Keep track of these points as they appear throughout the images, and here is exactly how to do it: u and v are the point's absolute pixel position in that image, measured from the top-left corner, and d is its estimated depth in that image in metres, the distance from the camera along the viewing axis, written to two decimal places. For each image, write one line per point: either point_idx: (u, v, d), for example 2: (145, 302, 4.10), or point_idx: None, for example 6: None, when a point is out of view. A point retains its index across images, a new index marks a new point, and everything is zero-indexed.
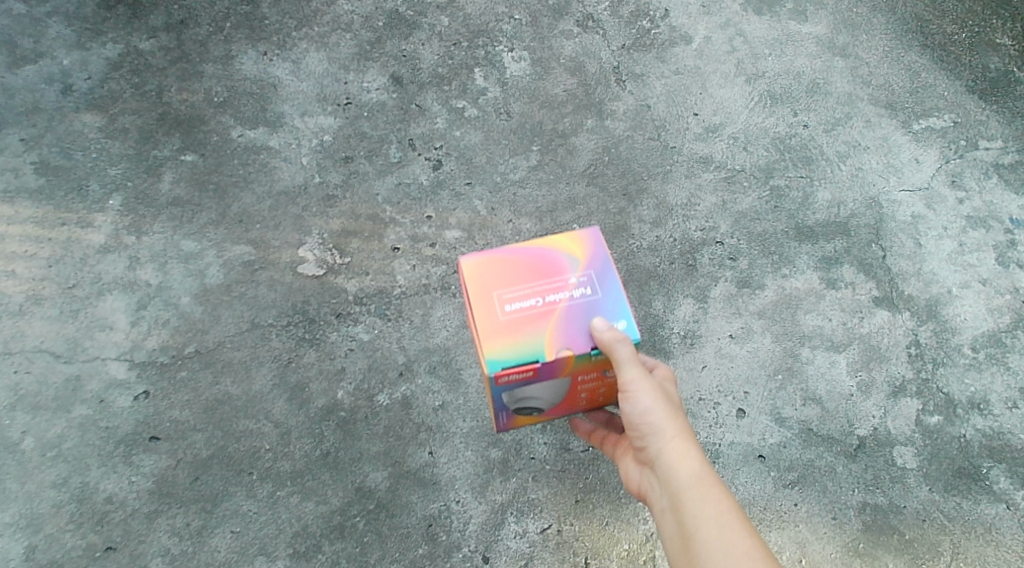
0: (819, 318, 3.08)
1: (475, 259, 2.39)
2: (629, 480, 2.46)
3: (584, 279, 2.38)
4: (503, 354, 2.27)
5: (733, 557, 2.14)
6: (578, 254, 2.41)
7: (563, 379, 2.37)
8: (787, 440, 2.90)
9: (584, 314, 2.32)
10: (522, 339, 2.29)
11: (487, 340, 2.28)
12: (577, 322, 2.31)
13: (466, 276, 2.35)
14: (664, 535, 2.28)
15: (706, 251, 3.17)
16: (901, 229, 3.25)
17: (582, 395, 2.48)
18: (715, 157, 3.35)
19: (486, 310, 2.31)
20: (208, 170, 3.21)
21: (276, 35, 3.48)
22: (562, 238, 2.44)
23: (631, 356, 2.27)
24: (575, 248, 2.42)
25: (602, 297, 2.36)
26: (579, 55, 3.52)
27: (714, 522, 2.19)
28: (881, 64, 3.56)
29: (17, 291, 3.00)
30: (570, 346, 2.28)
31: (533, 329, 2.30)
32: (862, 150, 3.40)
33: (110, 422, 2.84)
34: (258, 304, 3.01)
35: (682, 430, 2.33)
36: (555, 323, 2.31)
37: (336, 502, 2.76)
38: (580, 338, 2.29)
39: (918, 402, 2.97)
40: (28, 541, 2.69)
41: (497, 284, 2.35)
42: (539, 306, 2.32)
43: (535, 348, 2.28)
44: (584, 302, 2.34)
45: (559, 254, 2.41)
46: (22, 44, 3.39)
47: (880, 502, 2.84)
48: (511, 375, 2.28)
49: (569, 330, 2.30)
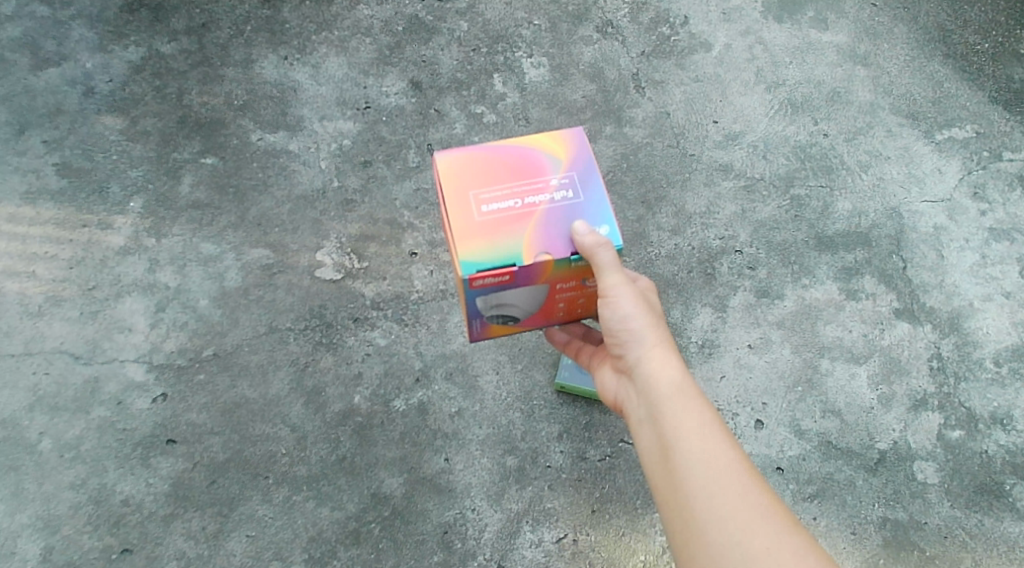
0: (839, 329, 3.04)
1: (452, 157, 2.29)
2: (605, 391, 2.40)
3: (566, 180, 2.28)
4: (478, 256, 2.18)
5: (712, 466, 2.07)
6: (561, 156, 2.32)
7: (541, 284, 2.27)
8: (806, 453, 2.87)
9: (565, 218, 2.23)
10: (499, 241, 2.19)
11: (463, 241, 2.19)
12: (558, 225, 2.22)
13: (442, 176, 2.25)
14: (640, 445, 2.21)
15: (725, 260, 3.14)
16: (923, 240, 3.21)
17: (561, 305, 2.38)
18: (735, 166, 3.32)
19: (463, 211, 2.22)
20: (228, 173, 3.22)
21: (296, 39, 3.49)
22: (546, 139, 2.35)
23: (613, 261, 2.18)
24: (558, 149, 2.33)
25: (585, 201, 2.26)
26: (599, 61, 3.51)
27: (693, 431, 2.11)
28: (904, 72, 3.53)
29: (38, 293, 3.02)
30: (549, 251, 2.19)
31: (511, 232, 2.20)
32: (884, 160, 3.36)
33: (128, 424, 2.85)
34: (276, 307, 3.01)
35: (663, 338, 2.26)
36: (534, 226, 2.21)
37: (351, 508, 2.75)
38: (560, 243, 2.21)
39: (939, 416, 2.92)
40: (45, 542, 2.70)
41: (474, 184, 2.25)
42: (517, 208, 2.23)
43: (513, 252, 2.19)
44: (565, 205, 2.25)
45: (540, 153, 2.31)
46: (45, 47, 3.41)
47: (901, 517, 2.79)
48: (486, 279, 2.19)
49: (549, 234, 2.21)
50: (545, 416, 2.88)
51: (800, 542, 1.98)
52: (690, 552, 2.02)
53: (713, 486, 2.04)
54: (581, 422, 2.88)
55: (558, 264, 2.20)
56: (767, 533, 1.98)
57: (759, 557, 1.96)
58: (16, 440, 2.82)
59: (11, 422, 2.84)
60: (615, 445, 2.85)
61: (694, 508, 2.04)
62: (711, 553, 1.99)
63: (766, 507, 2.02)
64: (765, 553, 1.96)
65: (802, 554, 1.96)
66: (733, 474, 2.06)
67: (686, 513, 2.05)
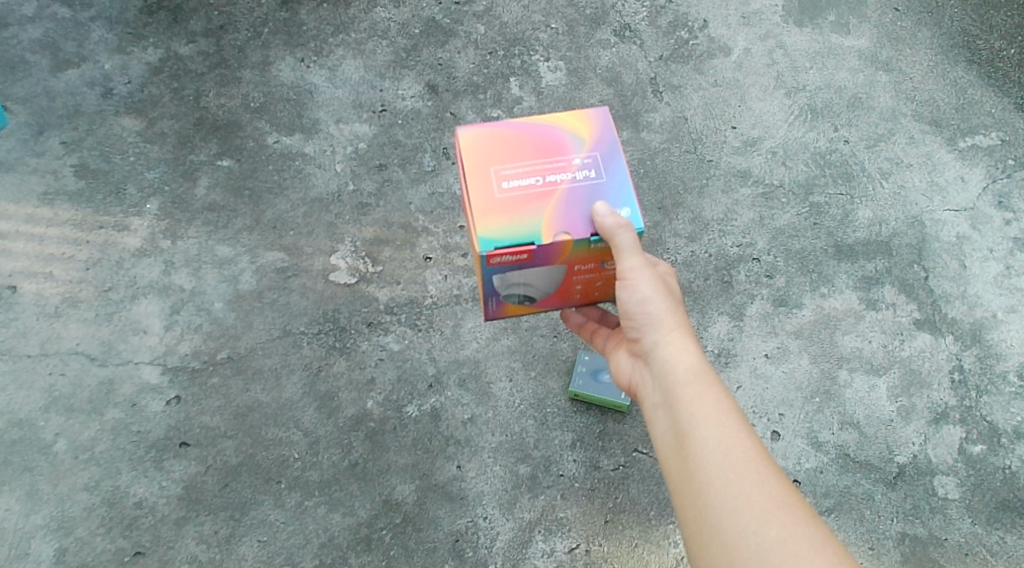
0: (858, 339, 3.00)
1: (475, 134, 2.26)
2: (619, 375, 2.32)
3: (588, 160, 2.25)
4: (497, 232, 2.15)
5: (729, 455, 1.99)
6: (584, 135, 2.29)
7: (559, 264, 2.24)
8: (823, 466, 2.82)
9: (586, 198, 2.20)
10: (519, 218, 2.16)
11: (482, 217, 2.16)
12: (578, 205, 2.19)
13: (463, 151, 2.23)
14: (654, 431, 2.14)
15: (743, 268, 3.10)
16: (945, 250, 3.16)
17: (578, 287, 2.35)
18: (753, 172, 3.28)
19: (483, 186, 2.19)
20: (244, 176, 3.22)
21: (313, 41, 3.48)
22: (570, 117, 2.31)
23: (633, 244, 2.14)
24: (582, 127, 2.30)
25: (607, 181, 2.23)
26: (616, 65, 3.48)
27: (710, 418, 2.03)
28: (927, 78, 3.48)
29: (55, 294, 3.02)
30: (569, 231, 2.16)
31: (531, 210, 2.17)
32: (905, 168, 3.31)
33: (142, 426, 2.84)
34: (290, 311, 3.00)
35: (681, 323, 2.19)
36: (554, 205, 2.18)
37: (363, 514, 2.73)
38: (580, 224, 2.17)
39: (960, 430, 2.87)
40: (58, 544, 2.69)
41: (496, 160, 2.23)
42: (538, 186, 2.20)
43: (532, 230, 2.15)
44: (587, 184, 2.22)
45: (563, 132, 2.28)
46: (65, 48, 3.43)
47: (920, 533, 2.74)
48: (504, 257, 2.16)
49: (569, 214, 2.18)
50: (558, 424, 2.85)
51: (817, 535, 1.90)
52: (702, 543, 1.95)
53: (728, 474, 1.97)
54: (595, 431, 2.85)
55: (576, 245, 2.17)
56: (783, 525, 1.90)
57: (773, 548, 1.88)
58: (31, 441, 2.82)
59: (26, 422, 2.84)
60: (629, 454, 2.82)
61: (708, 497, 1.96)
62: (726, 543, 1.91)
63: (783, 498, 1.93)
64: (780, 544, 1.88)
65: (819, 548, 1.88)
66: (750, 464, 1.98)
67: (700, 501, 1.97)
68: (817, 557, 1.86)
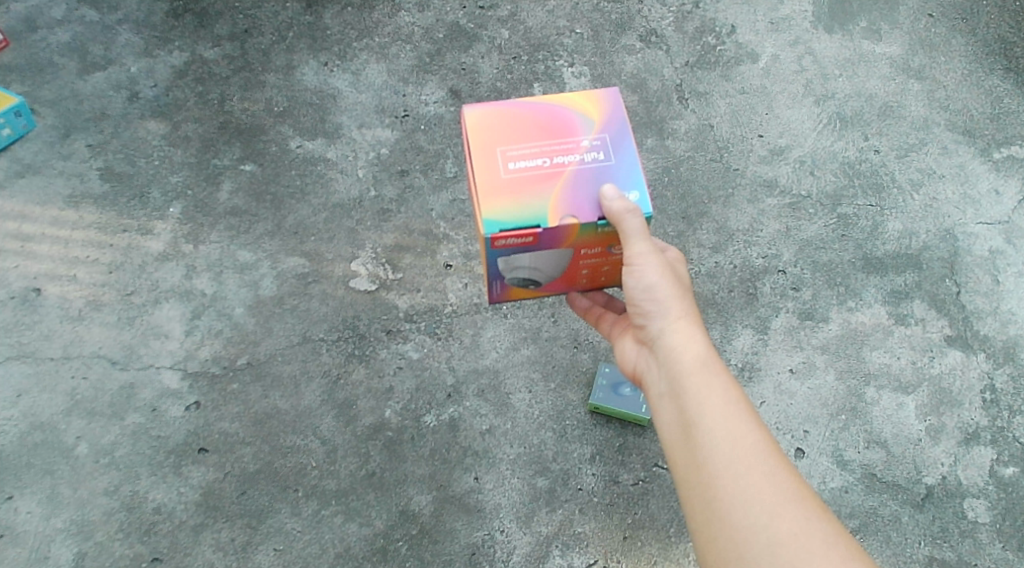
0: (887, 355, 2.93)
1: (481, 112, 2.22)
2: (624, 363, 2.26)
3: (597, 142, 2.21)
4: (502, 214, 2.11)
5: (738, 446, 1.93)
6: (594, 116, 2.24)
7: (565, 248, 2.21)
8: (848, 485, 2.74)
9: (594, 181, 2.16)
10: (525, 200, 2.12)
11: (487, 197, 2.12)
12: (586, 188, 2.15)
13: (469, 130, 2.19)
14: (659, 419, 2.08)
15: (768, 280, 3.05)
16: (978, 265, 3.09)
17: (583, 272, 2.31)
18: (780, 182, 3.23)
19: (488, 167, 2.15)
20: (266, 180, 3.21)
21: (337, 45, 3.49)
22: (580, 98, 2.27)
23: (640, 229, 2.10)
24: (591, 108, 2.26)
25: (616, 163, 2.19)
26: (642, 72, 3.45)
27: (718, 408, 1.97)
28: (961, 86, 3.43)
29: (78, 296, 2.99)
30: (576, 214, 2.12)
31: (538, 191, 2.13)
32: (938, 179, 3.25)
33: (162, 432, 2.79)
34: (310, 317, 2.98)
35: (689, 311, 2.13)
36: (561, 187, 2.14)
37: (379, 525, 2.69)
38: (587, 207, 2.13)
39: (991, 452, 2.80)
40: (77, 548, 2.64)
41: (502, 141, 2.19)
42: (545, 167, 2.16)
43: (538, 213, 2.12)
44: (595, 167, 2.18)
45: (572, 113, 2.24)
46: (92, 51, 3.45)
47: (948, 557, 2.66)
48: (509, 239, 2.12)
49: (576, 196, 2.14)
50: (577, 437, 2.81)
51: (828, 529, 1.84)
52: (711, 536, 1.89)
53: (737, 465, 1.91)
54: (614, 445, 2.81)
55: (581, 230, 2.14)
56: (793, 519, 1.85)
57: (784, 543, 1.82)
58: (53, 444, 2.76)
59: (49, 425, 2.79)
60: (649, 469, 2.78)
61: (714, 491, 1.91)
62: (734, 537, 1.86)
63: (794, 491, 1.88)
64: (790, 538, 1.83)
65: (830, 542, 1.82)
66: (759, 455, 1.92)
67: (707, 493, 1.91)
68: (828, 553, 1.81)
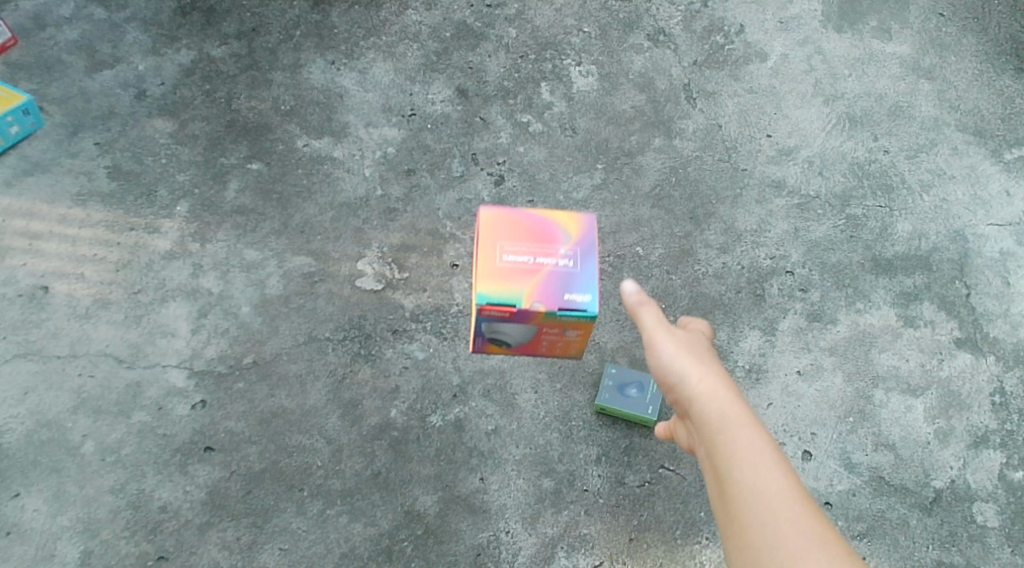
0: (895, 357, 2.90)
1: (493, 213, 2.47)
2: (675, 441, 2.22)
3: (572, 252, 2.43)
4: (490, 291, 2.36)
5: (764, 498, 1.85)
6: (571, 232, 2.47)
7: (533, 326, 2.46)
8: (856, 488, 2.70)
9: (563, 283, 2.39)
10: (508, 284, 2.37)
11: (481, 277, 2.37)
12: (557, 286, 2.39)
13: (480, 224, 2.45)
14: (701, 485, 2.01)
15: (775, 281, 3.04)
16: (988, 266, 3.07)
17: (546, 342, 2.58)
18: (789, 182, 3.23)
19: (487, 253, 2.40)
20: (273, 179, 3.21)
21: (344, 44, 3.50)
22: (566, 218, 2.51)
23: (654, 319, 2.17)
24: (572, 226, 2.49)
25: (580, 273, 2.41)
26: (649, 71, 3.48)
27: (745, 463, 1.90)
28: (971, 87, 3.45)
29: (85, 294, 2.98)
30: (544, 302, 2.37)
31: (519, 279, 2.39)
32: (948, 180, 3.24)
33: (168, 430, 2.76)
34: (316, 316, 2.96)
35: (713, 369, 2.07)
36: (537, 280, 2.39)
37: (385, 525, 2.65)
38: (555, 298, 2.38)
39: (1001, 455, 2.77)
40: (83, 546, 2.58)
41: (504, 236, 2.44)
42: (529, 265, 2.40)
43: (516, 294, 2.36)
44: (566, 271, 2.40)
45: (556, 226, 2.48)
46: (100, 49, 3.46)
47: (957, 561, 2.61)
48: (490, 313, 2.38)
49: (548, 289, 2.38)
50: (583, 438, 2.80)
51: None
52: None
53: (766, 517, 1.82)
54: (620, 446, 2.79)
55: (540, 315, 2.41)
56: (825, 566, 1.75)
57: None
58: (59, 442, 2.72)
59: (55, 423, 2.75)
60: (655, 471, 2.76)
61: (751, 548, 1.81)
62: None
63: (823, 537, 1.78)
64: None
65: None
66: (787, 503, 1.83)
67: (745, 551, 1.83)
68: None
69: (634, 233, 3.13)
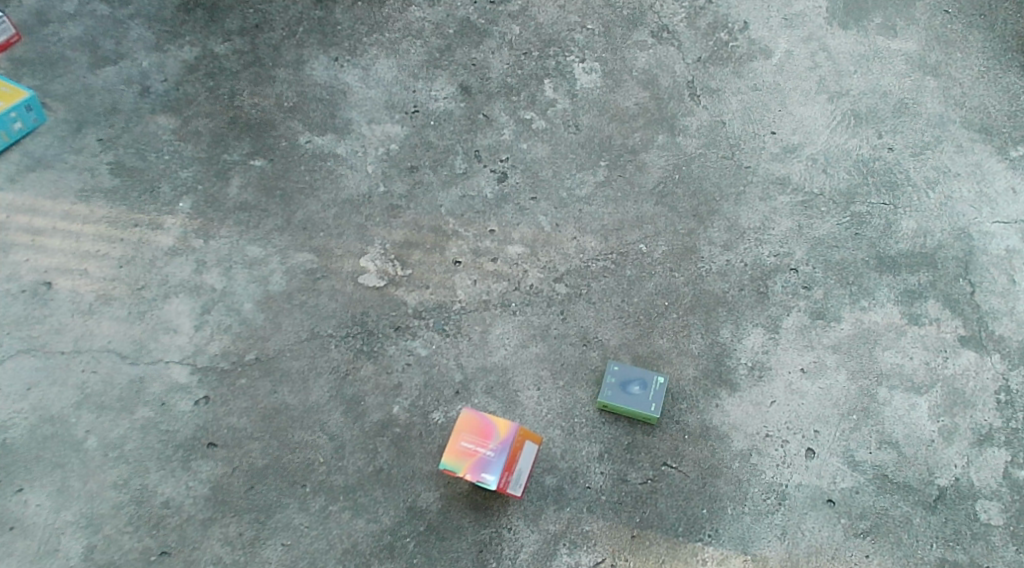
0: (899, 355, 2.89)
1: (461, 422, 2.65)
2: None
3: (500, 450, 2.60)
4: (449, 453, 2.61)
5: None
6: (504, 438, 2.62)
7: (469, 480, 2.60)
8: (860, 486, 2.69)
9: (487, 470, 2.57)
10: (455, 449, 2.61)
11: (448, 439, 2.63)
12: (484, 464, 2.58)
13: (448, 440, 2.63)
14: None
15: (779, 278, 3.03)
16: (993, 264, 3.06)
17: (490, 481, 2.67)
18: (793, 179, 3.23)
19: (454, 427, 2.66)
20: (276, 176, 3.21)
21: (347, 41, 3.53)
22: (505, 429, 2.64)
23: None
24: (505, 435, 2.63)
25: (500, 458, 2.58)
26: (653, 67, 3.50)
27: None
28: (976, 84, 3.44)
29: (88, 290, 2.98)
30: (473, 469, 2.58)
31: (459, 454, 2.60)
32: (953, 177, 3.23)
33: (171, 426, 2.75)
34: (319, 313, 2.95)
35: None
36: (471, 459, 2.59)
37: (387, 521, 2.63)
38: (481, 469, 2.58)
39: (1006, 453, 2.74)
40: (86, 541, 2.57)
41: (462, 436, 2.63)
42: (471, 438, 2.62)
43: (456, 460, 2.59)
44: (494, 456, 2.59)
45: (495, 431, 2.63)
46: (104, 46, 3.48)
47: (960, 559, 2.59)
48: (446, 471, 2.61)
49: (479, 457, 2.59)
50: (585, 435, 2.75)
51: None
52: None
53: None
54: (623, 443, 2.74)
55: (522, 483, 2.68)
56: None
57: None
58: (63, 437, 2.72)
59: (58, 418, 2.75)
60: (657, 468, 2.70)
61: None
62: None
63: None
64: None
65: None
66: None
67: None
68: None
69: (637, 230, 3.13)
